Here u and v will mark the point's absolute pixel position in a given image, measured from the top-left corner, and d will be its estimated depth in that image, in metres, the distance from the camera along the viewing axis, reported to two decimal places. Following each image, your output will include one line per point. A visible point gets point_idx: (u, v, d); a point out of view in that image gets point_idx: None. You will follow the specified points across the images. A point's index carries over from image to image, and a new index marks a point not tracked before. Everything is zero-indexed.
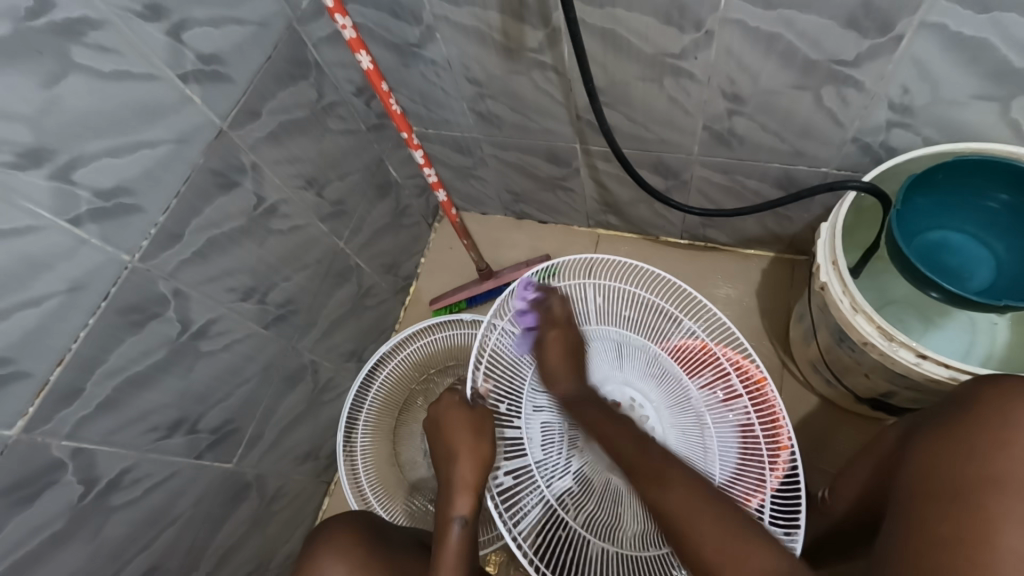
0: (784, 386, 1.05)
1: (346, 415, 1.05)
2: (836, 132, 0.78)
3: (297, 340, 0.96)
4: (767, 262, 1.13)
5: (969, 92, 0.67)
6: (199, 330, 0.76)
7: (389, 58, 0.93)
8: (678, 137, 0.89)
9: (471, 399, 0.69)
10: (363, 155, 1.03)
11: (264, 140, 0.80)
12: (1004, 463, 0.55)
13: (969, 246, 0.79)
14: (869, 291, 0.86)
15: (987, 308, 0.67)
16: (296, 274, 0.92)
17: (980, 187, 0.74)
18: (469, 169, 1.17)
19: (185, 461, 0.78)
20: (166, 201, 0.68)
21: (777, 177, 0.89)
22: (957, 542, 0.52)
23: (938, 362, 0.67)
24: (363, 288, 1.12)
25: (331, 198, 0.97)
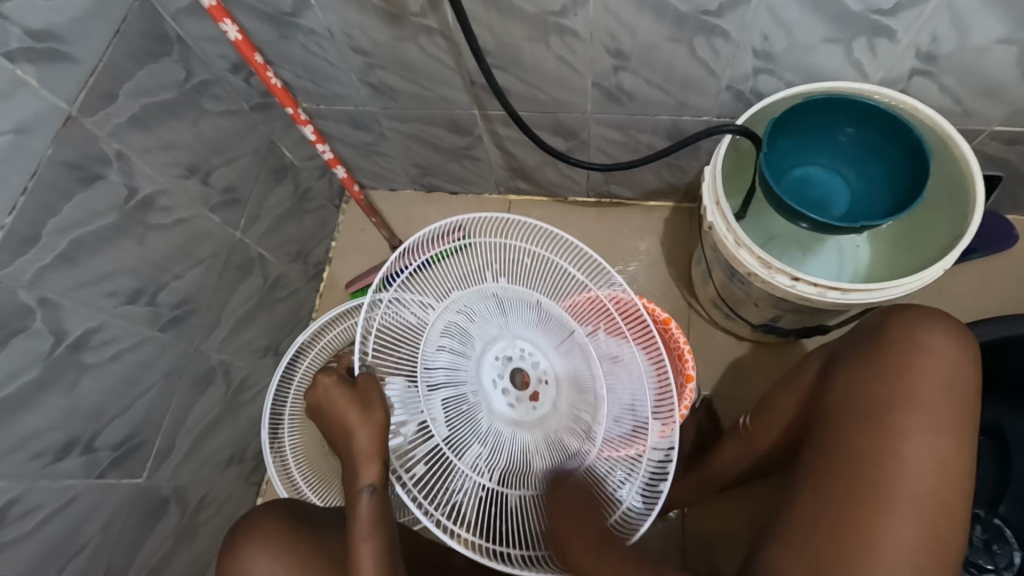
0: (692, 326, 1.13)
1: (269, 412, 1.01)
2: (712, 82, 0.83)
3: (200, 341, 0.90)
4: (667, 212, 1.20)
5: (818, 37, 0.74)
6: (80, 340, 0.69)
7: (264, 30, 0.87)
8: (571, 96, 0.91)
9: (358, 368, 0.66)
10: (251, 138, 0.96)
11: (128, 127, 0.73)
12: (910, 381, 0.61)
13: (829, 177, 0.88)
14: (755, 231, 0.94)
15: (849, 228, 0.75)
16: (189, 270, 0.86)
17: (830, 124, 0.82)
18: (370, 145, 1.13)
19: (85, 483, 0.72)
20: (12, 200, 0.60)
21: (666, 129, 0.94)
22: (868, 455, 0.59)
23: (809, 282, 0.73)
24: (270, 279, 1.06)
25: (219, 185, 0.91)
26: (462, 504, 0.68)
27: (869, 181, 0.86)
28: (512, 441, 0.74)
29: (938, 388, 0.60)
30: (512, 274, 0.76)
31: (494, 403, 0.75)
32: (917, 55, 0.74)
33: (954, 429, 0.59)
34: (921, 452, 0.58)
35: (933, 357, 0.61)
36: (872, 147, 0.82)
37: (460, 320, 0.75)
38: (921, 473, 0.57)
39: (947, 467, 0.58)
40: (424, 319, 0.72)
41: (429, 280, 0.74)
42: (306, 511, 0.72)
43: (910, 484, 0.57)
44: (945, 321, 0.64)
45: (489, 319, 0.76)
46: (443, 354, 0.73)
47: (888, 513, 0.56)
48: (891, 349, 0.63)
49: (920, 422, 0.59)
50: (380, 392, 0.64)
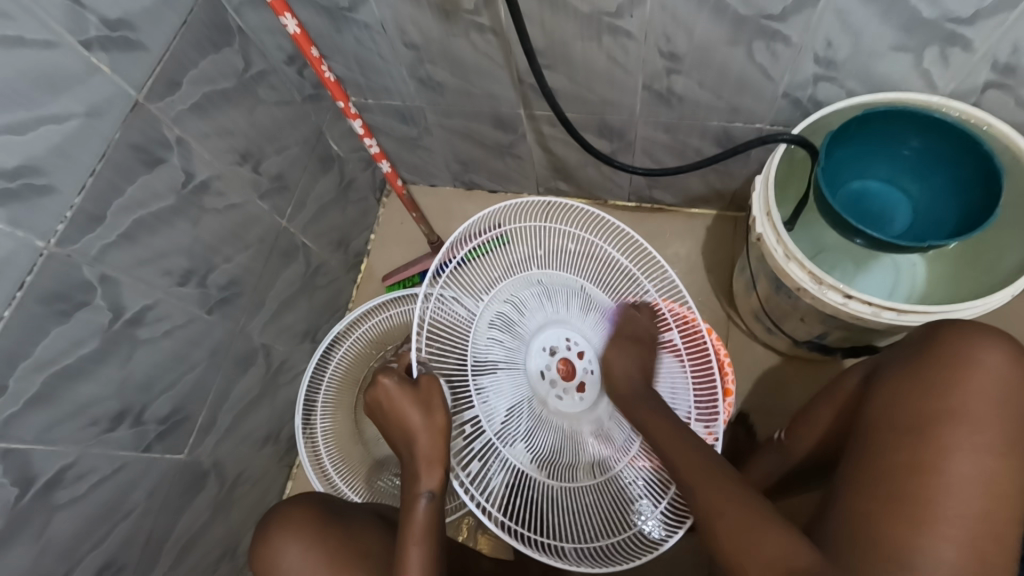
0: (730, 337, 1.10)
1: (304, 396, 1.04)
2: (769, 88, 0.81)
3: (244, 322, 0.93)
4: (710, 219, 1.17)
5: (887, 44, 0.71)
6: (135, 316, 0.72)
7: (319, 23, 0.89)
8: (619, 97, 0.89)
9: (417, 370, 0.66)
10: (301, 128, 0.99)
11: (189, 113, 0.75)
12: (957, 398, 0.59)
13: (887, 190, 0.84)
14: (805, 243, 0.91)
15: (910, 247, 0.72)
16: (237, 255, 0.89)
17: (896, 136, 0.78)
18: (414, 140, 1.15)
19: (133, 453, 0.76)
20: (82, 180, 0.63)
21: (716, 135, 0.92)
22: (907, 470, 0.58)
23: (864, 300, 0.70)
24: (311, 267, 1.09)
25: (269, 173, 0.93)
26: (513, 504, 0.68)
27: (935, 197, 0.81)
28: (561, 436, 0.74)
29: (991, 405, 0.58)
30: (557, 260, 0.78)
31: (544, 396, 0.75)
32: (994, 66, 0.70)
33: (1009, 447, 0.56)
34: (967, 471, 0.56)
35: (985, 374, 0.59)
36: (941, 162, 0.78)
37: (508, 311, 0.76)
38: (972, 492, 0.55)
39: (999, 487, 0.55)
40: (471, 311, 0.73)
41: (473, 274, 0.75)
42: (341, 510, 0.73)
43: (961, 504, 0.55)
44: (1001, 339, 0.61)
45: (535, 309, 0.77)
46: (493, 343, 0.73)
47: (933, 534, 0.54)
48: (942, 366, 0.61)
49: (967, 439, 0.57)
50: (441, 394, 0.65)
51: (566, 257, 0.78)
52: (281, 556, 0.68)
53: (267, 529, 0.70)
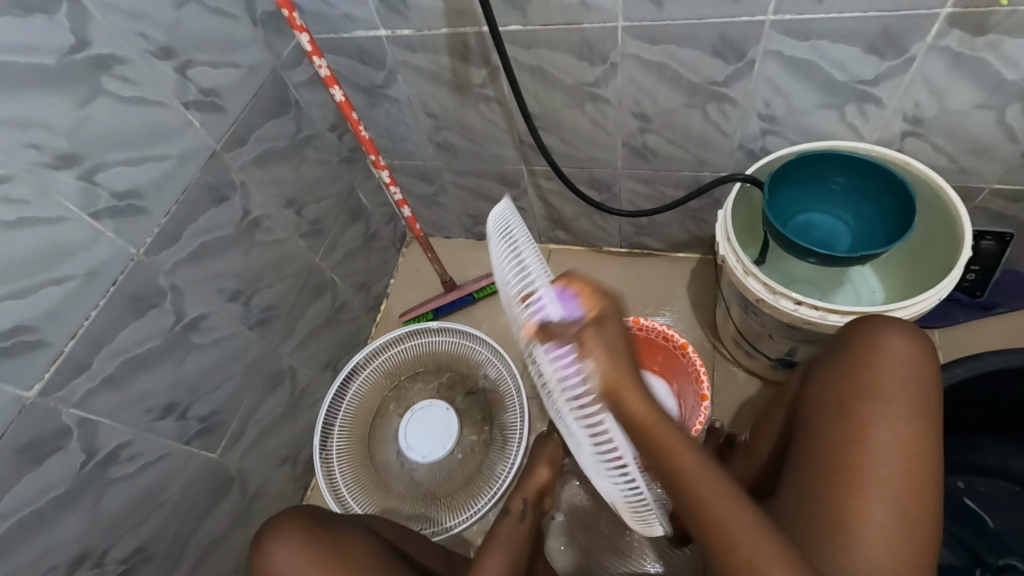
0: (717, 368, 1.18)
1: (323, 420, 1.12)
2: (726, 141, 0.97)
3: (277, 343, 1.06)
4: (695, 263, 1.30)
5: (814, 103, 0.87)
6: (192, 323, 0.85)
7: (359, 99, 1.10)
8: (603, 153, 1.07)
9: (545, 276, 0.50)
10: (337, 183, 1.18)
11: (252, 163, 0.94)
12: (871, 377, 0.66)
13: (830, 220, 0.97)
14: (775, 274, 1.03)
15: (849, 259, 0.84)
16: (277, 283, 1.04)
17: (821, 174, 0.93)
18: (432, 196, 1.33)
19: (175, 445, 0.85)
20: (168, 206, 0.80)
21: (688, 183, 1.08)
22: (837, 445, 0.64)
23: (811, 305, 0.80)
24: (337, 302, 1.23)
25: (308, 217, 1.11)
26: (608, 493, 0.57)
27: (865, 222, 0.94)
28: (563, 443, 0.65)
29: (900, 382, 0.65)
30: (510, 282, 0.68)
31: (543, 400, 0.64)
32: (905, 118, 0.86)
33: (918, 416, 0.64)
34: (886, 437, 0.62)
35: (890, 354, 0.67)
36: (865, 193, 0.92)
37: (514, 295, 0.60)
38: (891, 458, 0.61)
39: (915, 451, 0.62)
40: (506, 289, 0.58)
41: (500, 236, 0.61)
42: (327, 517, 0.78)
43: (883, 467, 0.61)
44: (903, 326, 0.69)
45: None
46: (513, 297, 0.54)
47: (863, 498, 0.60)
48: (857, 352, 0.69)
49: (884, 412, 0.64)
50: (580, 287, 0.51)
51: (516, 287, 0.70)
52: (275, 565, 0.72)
53: (257, 552, 0.74)
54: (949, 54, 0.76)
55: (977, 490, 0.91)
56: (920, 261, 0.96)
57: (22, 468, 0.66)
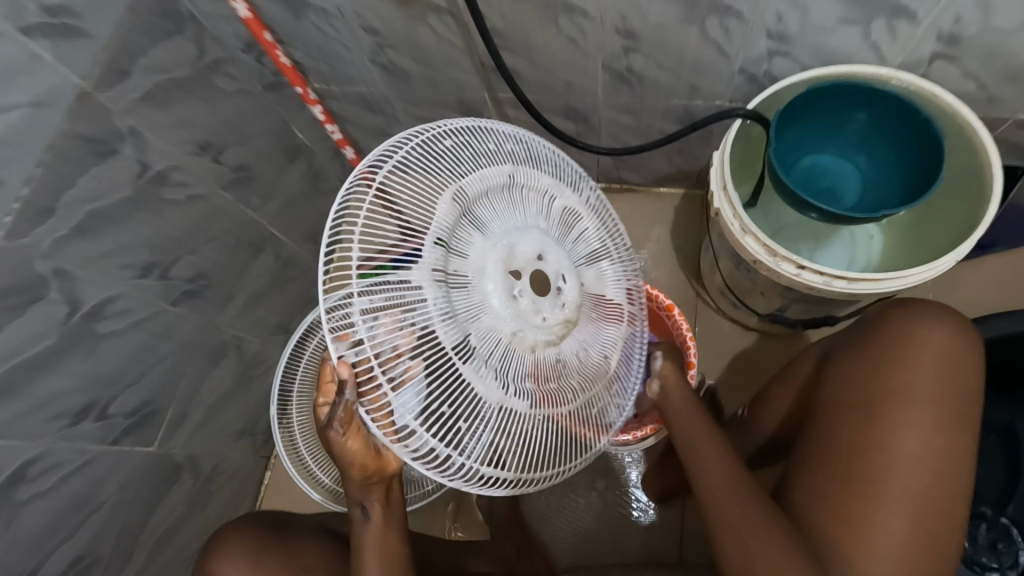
0: (699, 316, 1.12)
1: (278, 385, 1.03)
2: (725, 65, 0.82)
3: (215, 315, 0.93)
4: (679, 199, 1.19)
5: (836, 18, 0.72)
6: (95, 310, 0.71)
7: (279, 11, 0.87)
8: (581, 79, 0.90)
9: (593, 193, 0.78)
10: (263, 118, 0.98)
11: (142, 102, 0.74)
12: (903, 378, 0.63)
13: (838, 163, 0.85)
14: (764, 221, 0.94)
15: (862, 218, 0.73)
16: (203, 247, 0.88)
17: (840, 111, 0.80)
18: (383, 128, 1.14)
19: (101, 447, 0.75)
20: (29, 172, 0.62)
21: (677, 114, 0.94)
22: (858, 448, 0.62)
23: (816, 270, 0.71)
24: (282, 258, 1.09)
25: (231, 163, 0.92)
26: (492, 438, 0.64)
27: (882, 168, 0.83)
28: (442, 305, 0.59)
29: (935, 387, 0.62)
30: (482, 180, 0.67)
31: (473, 256, 0.63)
32: (939, 37, 0.71)
33: (949, 425, 0.61)
34: (914, 446, 0.60)
35: (929, 352, 0.63)
36: (884, 132, 0.80)
37: (494, 203, 0.67)
38: (916, 468, 0.59)
39: (943, 462, 0.60)
40: (574, 204, 0.75)
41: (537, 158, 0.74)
42: (286, 520, 0.75)
43: (910, 481, 0.59)
44: (946, 320, 0.65)
45: (468, 165, 0.67)
46: (536, 202, 0.70)
47: (881, 508, 0.58)
48: (890, 345, 0.65)
49: (915, 419, 0.61)
50: None
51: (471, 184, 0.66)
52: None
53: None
54: None
55: None
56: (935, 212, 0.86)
57: None
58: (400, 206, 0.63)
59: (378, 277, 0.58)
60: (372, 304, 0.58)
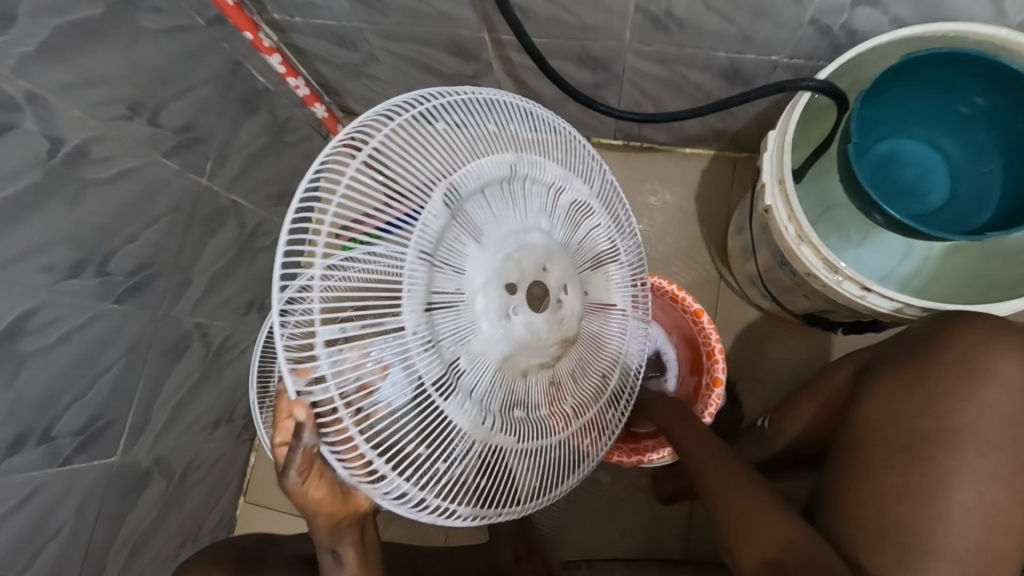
0: (720, 300, 1.01)
1: (257, 370, 0.94)
2: (793, 13, 0.64)
3: (170, 305, 0.81)
4: (706, 161, 1.04)
5: None
6: (14, 326, 0.59)
7: None
8: (604, 20, 0.72)
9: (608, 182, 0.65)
10: (209, 61, 0.80)
11: (36, 57, 0.57)
12: (966, 417, 0.54)
13: (921, 148, 0.71)
14: (810, 201, 0.83)
15: (936, 236, 0.59)
16: (146, 231, 0.74)
17: (951, 88, 0.64)
18: (359, 68, 0.95)
19: (48, 471, 0.66)
20: None
21: (720, 69, 0.76)
22: (903, 494, 0.54)
23: (882, 295, 0.59)
24: (247, 228, 0.95)
25: (173, 124, 0.76)
26: (468, 476, 0.53)
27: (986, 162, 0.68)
28: (424, 332, 0.47)
29: (999, 428, 0.54)
30: (479, 168, 0.53)
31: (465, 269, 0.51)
32: None
33: (1015, 471, 0.53)
34: (966, 496, 0.52)
35: (996, 386, 0.55)
36: (996, 118, 0.64)
37: (491, 198, 0.53)
38: (975, 520, 0.52)
39: (1004, 514, 0.52)
40: (585, 198, 0.62)
41: (547, 138, 0.59)
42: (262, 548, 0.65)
43: (960, 534, 0.52)
44: (1016, 346, 0.56)
45: (469, 147, 0.53)
46: (541, 196, 0.57)
47: (934, 565, 0.51)
48: (950, 375, 0.56)
49: (976, 464, 0.53)
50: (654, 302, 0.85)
51: (467, 175, 0.52)
52: None
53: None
54: None
55: None
56: None
57: None
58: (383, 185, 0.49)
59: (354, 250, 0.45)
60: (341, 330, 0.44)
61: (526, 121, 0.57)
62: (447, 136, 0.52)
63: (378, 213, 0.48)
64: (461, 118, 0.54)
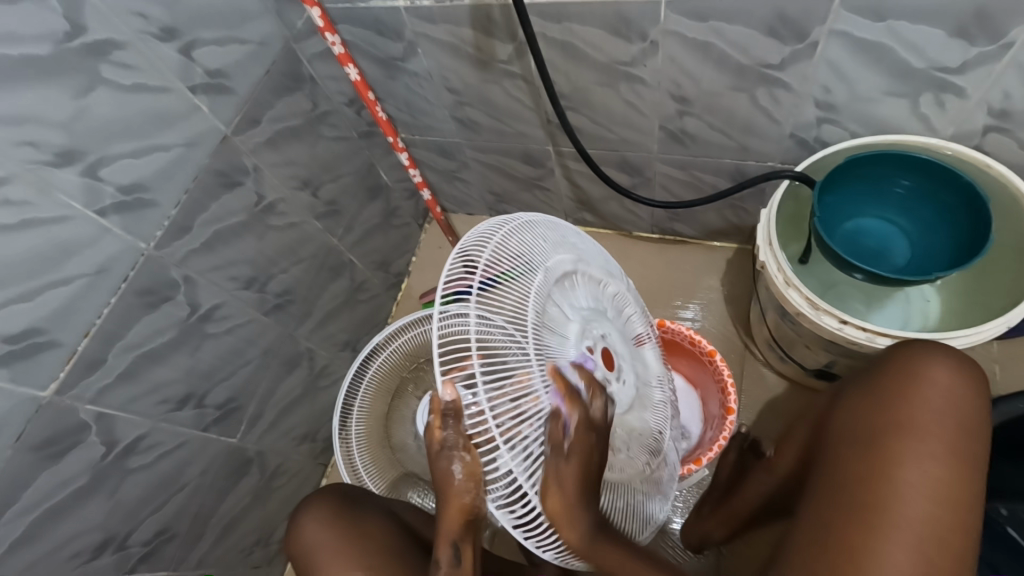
0: (745, 368, 1.13)
1: (341, 399, 1.10)
2: (775, 129, 0.88)
3: (295, 327, 1.05)
4: (730, 252, 1.23)
5: (882, 91, 0.77)
6: (205, 313, 0.84)
7: (376, 72, 1.03)
8: (638, 136, 0.98)
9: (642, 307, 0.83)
10: (355, 160, 1.13)
11: (264, 145, 0.90)
12: (908, 411, 0.64)
13: (883, 227, 0.90)
14: (813, 282, 0.95)
15: (909, 280, 0.75)
16: (293, 267, 1.02)
17: (882, 178, 0.85)
18: (454, 172, 1.27)
19: (193, 432, 0.87)
20: (177, 197, 0.77)
21: (729, 172, 0.99)
22: (862, 478, 0.63)
23: (857, 326, 0.75)
24: (356, 282, 1.21)
25: (325, 198, 1.07)
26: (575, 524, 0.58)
27: (923, 227, 0.88)
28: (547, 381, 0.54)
29: (942, 423, 0.63)
30: (555, 265, 0.63)
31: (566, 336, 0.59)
32: (991, 111, 0.74)
33: (956, 458, 0.61)
34: (915, 477, 0.60)
35: (931, 390, 0.65)
36: (928, 197, 0.85)
37: (564, 290, 0.64)
38: (921, 496, 0.59)
39: (946, 495, 0.59)
40: (619, 290, 0.75)
41: (590, 251, 0.72)
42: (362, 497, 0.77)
43: (914, 509, 0.59)
44: (949, 355, 0.67)
45: (547, 250, 0.63)
46: (591, 293, 0.68)
47: (889, 537, 0.58)
48: (898, 380, 0.67)
49: (916, 448, 0.62)
50: (681, 352, 1.02)
51: (548, 271, 0.61)
52: (304, 533, 0.73)
53: (292, 538, 0.74)
54: None
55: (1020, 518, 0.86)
56: (982, 268, 0.89)
57: (42, 463, 0.68)
58: (495, 277, 0.56)
59: (489, 325, 0.52)
60: (492, 366, 0.50)
61: (573, 238, 0.70)
62: (529, 240, 0.62)
63: (492, 302, 0.54)
64: (536, 230, 0.64)
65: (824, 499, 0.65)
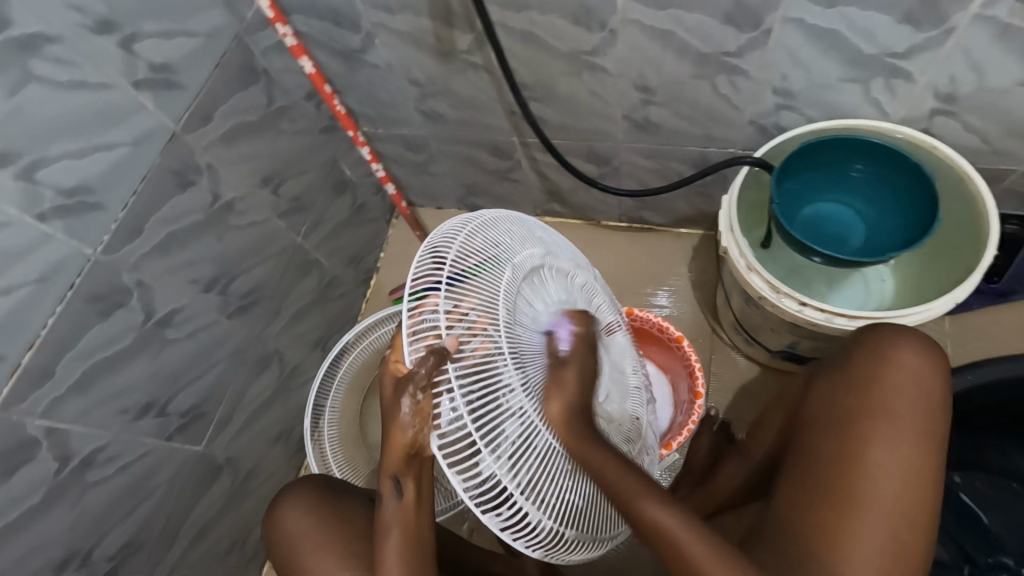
0: (714, 352, 1.15)
1: (312, 401, 1.07)
2: (736, 116, 0.89)
3: (261, 329, 1.02)
4: (698, 239, 1.24)
5: (836, 77, 0.78)
6: (163, 318, 0.81)
7: (335, 64, 1.00)
8: (603, 126, 0.98)
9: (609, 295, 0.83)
10: (318, 156, 1.10)
11: (219, 142, 0.86)
12: (878, 395, 0.66)
13: (840, 210, 0.93)
14: (776, 266, 0.97)
15: (865, 261, 0.77)
16: (257, 267, 0.99)
17: (838, 162, 0.88)
18: (422, 166, 1.25)
19: (156, 441, 0.84)
20: (126, 198, 0.74)
21: (694, 159, 1.00)
22: (834, 460, 0.64)
23: (816, 307, 0.78)
24: (324, 281, 1.18)
25: (287, 195, 1.04)
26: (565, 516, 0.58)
27: (878, 209, 0.90)
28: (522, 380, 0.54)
29: (909, 405, 0.65)
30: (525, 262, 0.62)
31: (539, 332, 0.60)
32: (939, 95, 0.77)
33: (923, 439, 0.63)
34: (886, 458, 0.62)
35: (900, 373, 0.66)
36: (882, 180, 0.87)
37: (537, 287, 0.63)
38: (891, 478, 0.62)
39: (914, 477, 0.62)
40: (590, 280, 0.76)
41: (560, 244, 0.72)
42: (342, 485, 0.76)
43: (884, 489, 0.61)
44: (918, 339, 0.68)
45: (516, 247, 0.63)
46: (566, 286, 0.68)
47: (860, 518, 0.60)
48: (868, 363, 0.69)
49: (886, 431, 0.64)
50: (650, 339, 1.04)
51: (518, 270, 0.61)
52: (284, 527, 0.71)
53: (269, 531, 0.72)
54: (996, 25, 0.66)
55: (976, 486, 0.90)
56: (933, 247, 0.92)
57: None
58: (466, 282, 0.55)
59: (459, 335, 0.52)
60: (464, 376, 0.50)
61: (542, 231, 0.69)
62: (496, 240, 0.61)
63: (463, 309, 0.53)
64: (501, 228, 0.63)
65: (798, 480, 0.67)
